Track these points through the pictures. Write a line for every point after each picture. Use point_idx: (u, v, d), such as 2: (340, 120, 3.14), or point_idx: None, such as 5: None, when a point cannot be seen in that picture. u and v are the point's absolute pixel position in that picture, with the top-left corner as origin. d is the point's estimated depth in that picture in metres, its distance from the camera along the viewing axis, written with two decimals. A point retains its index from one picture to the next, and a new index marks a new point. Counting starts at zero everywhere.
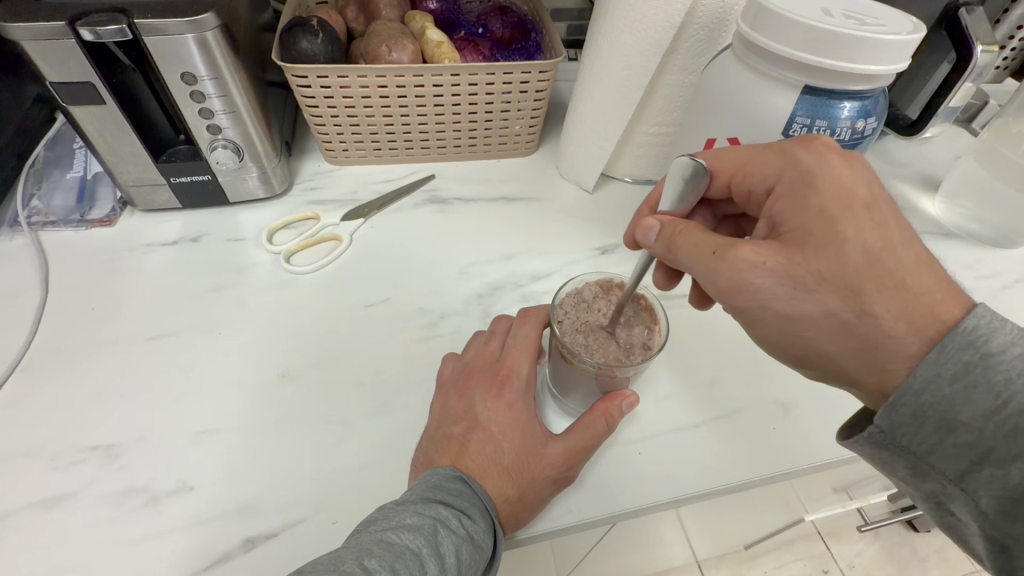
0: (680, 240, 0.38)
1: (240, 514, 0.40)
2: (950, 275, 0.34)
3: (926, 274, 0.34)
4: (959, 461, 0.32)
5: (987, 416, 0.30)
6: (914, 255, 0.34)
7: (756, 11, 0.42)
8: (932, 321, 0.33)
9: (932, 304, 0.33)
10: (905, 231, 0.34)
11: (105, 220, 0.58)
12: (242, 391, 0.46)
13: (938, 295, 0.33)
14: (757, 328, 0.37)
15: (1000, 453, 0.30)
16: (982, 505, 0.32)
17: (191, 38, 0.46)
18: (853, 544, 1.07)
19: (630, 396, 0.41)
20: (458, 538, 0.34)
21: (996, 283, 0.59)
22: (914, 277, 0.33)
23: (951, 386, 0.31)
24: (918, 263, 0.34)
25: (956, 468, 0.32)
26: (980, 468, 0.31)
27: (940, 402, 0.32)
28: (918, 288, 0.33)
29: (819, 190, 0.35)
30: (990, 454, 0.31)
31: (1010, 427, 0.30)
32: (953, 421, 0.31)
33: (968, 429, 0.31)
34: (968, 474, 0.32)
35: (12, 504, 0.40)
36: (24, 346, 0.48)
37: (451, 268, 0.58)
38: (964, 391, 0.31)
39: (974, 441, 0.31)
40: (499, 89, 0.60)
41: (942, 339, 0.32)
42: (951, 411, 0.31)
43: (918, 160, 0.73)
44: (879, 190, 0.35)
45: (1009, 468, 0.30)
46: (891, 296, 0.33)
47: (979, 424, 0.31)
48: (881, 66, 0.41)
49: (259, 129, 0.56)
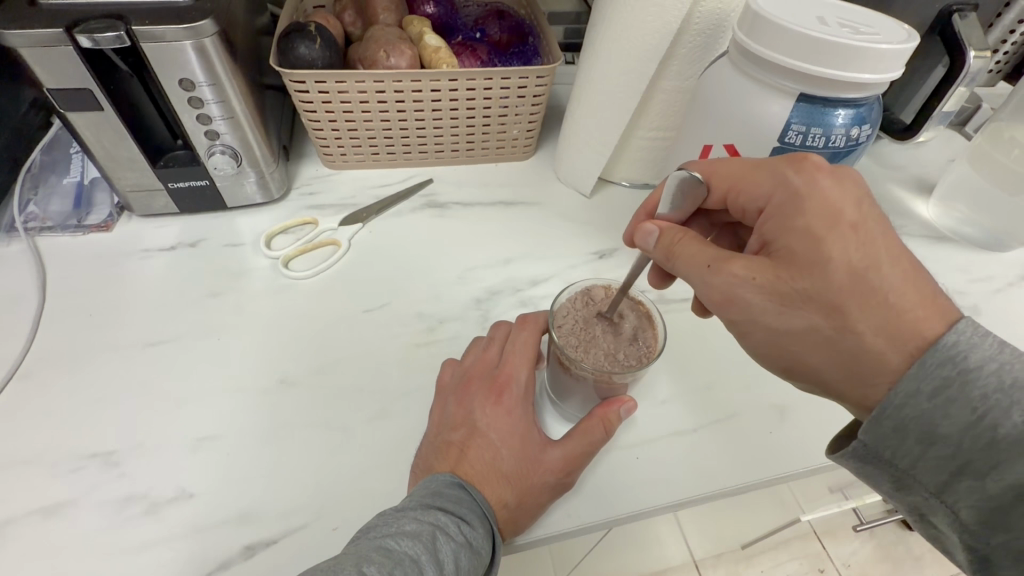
0: (678, 249, 0.39)
1: (239, 521, 0.40)
2: (938, 292, 0.34)
3: (911, 292, 0.34)
4: (940, 473, 0.32)
5: (965, 430, 0.31)
6: (902, 273, 0.34)
7: (751, 19, 0.43)
8: (916, 336, 0.33)
9: (914, 321, 0.33)
10: (893, 249, 0.34)
11: (102, 226, 0.58)
12: (241, 396, 0.46)
13: (920, 312, 0.33)
14: (749, 339, 0.38)
15: (976, 464, 0.30)
16: (963, 517, 0.32)
17: (189, 44, 0.46)
18: (848, 543, 1.08)
19: (628, 401, 0.42)
20: (456, 545, 0.34)
21: (990, 286, 0.60)
22: (898, 296, 0.33)
23: (931, 399, 0.32)
24: (904, 282, 0.34)
25: (938, 480, 0.32)
26: (960, 480, 0.31)
27: (919, 417, 0.32)
28: (900, 305, 0.33)
29: (805, 210, 0.35)
30: (969, 465, 0.31)
31: (986, 441, 0.30)
32: (931, 434, 0.32)
33: (946, 442, 0.31)
34: (949, 486, 0.32)
35: (12, 512, 0.40)
36: (22, 352, 0.48)
37: (450, 272, 0.58)
38: (943, 406, 0.31)
39: (953, 453, 0.31)
40: (497, 94, 0.60)
41: (922, 355, 0.32)
42: (930, 425, 0.32)
43: (913, 164, 0.74)
44: (867, 208, 0.35)
45: (986, 480, 0.30)
46: (874, 316, 0.33)
47: (955, 436, 0.31)
48: (875, 74, 0.41)
49: (257, 134, 0.56)
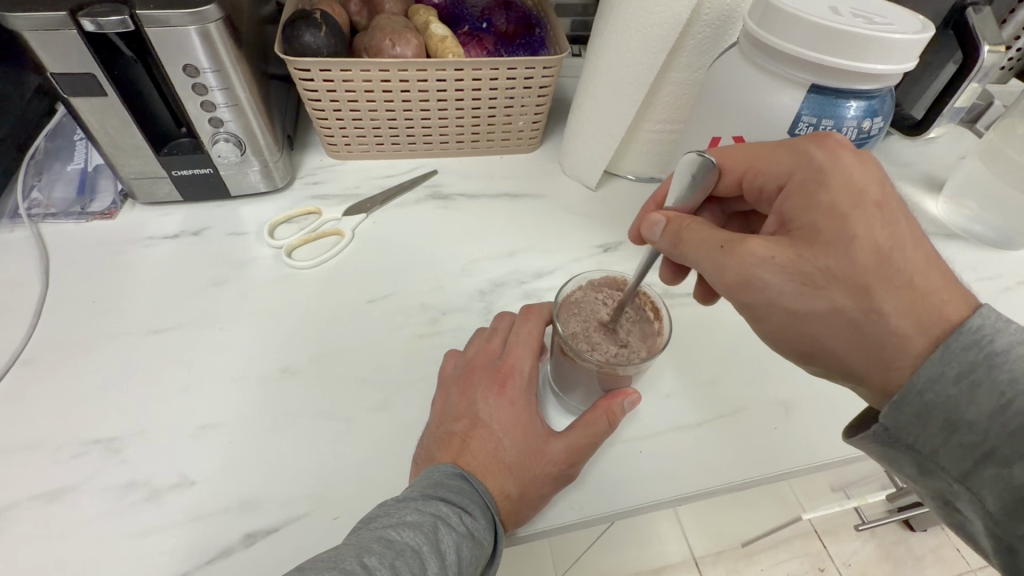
0: (689, 234, 0.38)
1: (241, 508, 0.40)
2: (958, 274, 0.34)
3: (934, 274, 0.33)
4: (963, 460, 0.31)
5: (992, 415, 0.30)
6: (923, 253, 0.34)
7: (763, 8, 0.42)
8: (940, 319, 0.32)
9: (938, 302, 0.33)
10: (916, 230, 0.34)
11: (106, 213, 0.58)
12: (241, 385, 0.46)
13: (944, 294, 0.33)
14: (764, 325, 0.38)
15: (1004, 452, 0.29)
16: (988, 506, 0.30)
17: (192, 29, 0.46)
18: (850, 541, 1.07)
19: (632, 394, 0.41)
20: (457, 535, 0.34)
21: (999, 284, 0.59)
22: (920, 274, 0.33)
23: (956, 384, 0.31)
24: (926, 261, 0.34)
25: (960, 467, 0.31)
26: (984, 467, 0.30)
27: (945, 401, 0.31)
28: (925, 286, 0.33)
29: (830, 187, 0.35)
30: (993, 452, 0.30)
31: (1014, 426, 0.29)
32: (956, 420, 0.31)
33: (972, 428, 0.31)
34: (973, 473, 0.31)
35: (13, 497, 0.39)
36: (24, 339, 0.48)
37: (453, 264, 0.57)
38: (968, 391, 0.31)
39: (979, 440, 0.30)
40: (503, 85, 0.60)
41: (947, 338, 0.32)
42: (955, 410, 0.31)
43: (922, 161, 0.73)
44: (890, 188, 0.35)
45: (1011, 467, 0.29)
46: (898, 295, 0.33)
47: (983, 422, 0.30)
48: (888, 65, 0.40)
49: (260, 121, 0.55)
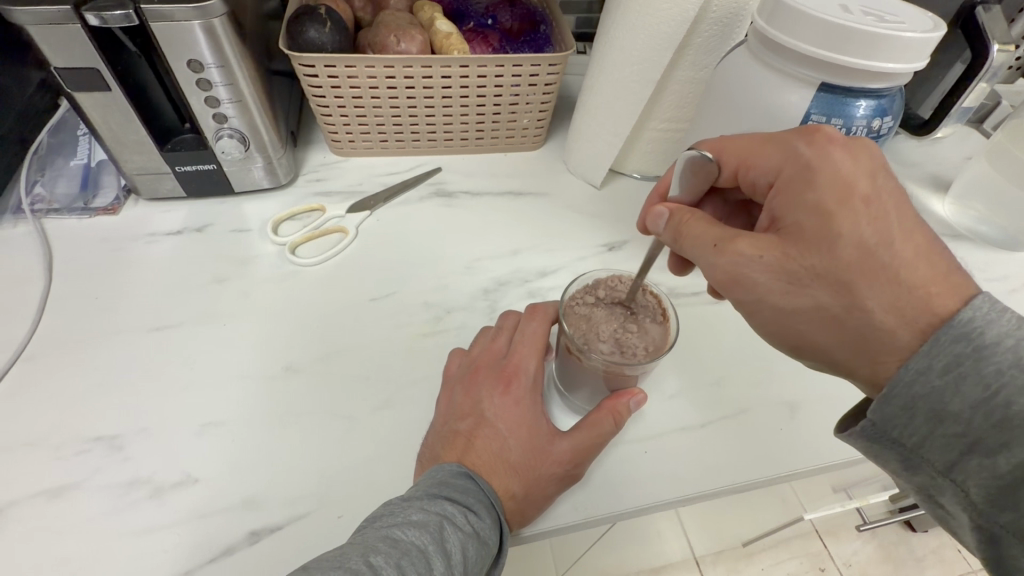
0: (686, 230, 0.38)
1: (243, 508, 0.40)
2: (953, 267, 0.33)
3: (924, 267, 0.33)
4: (948, 452, 0.32)
5: (975, 408, 0.30)
6: (914, 248, 0.33)
7: (773, 5, 0.42)
8: (927, 312, 0.32)
9: (926, 296, 0.32)
10: (907, 222, 0.33)
11: (109, 209, 0.58)
12: (244, 383, 0.46)
13: (931, 287, 0.32)
14: (757, 320, 0.38)
15: (988, 442, 0.30)
16: (973, 496, 0.31)
17: (197, 25, 0.46)
18: (850, 542, 1.07)
19: (638, 393, 0.41)
20: (463, 535, 0.34)
21: (1005, 286, 0.59)
22: (909, 270, 0.33)
23: (941, 377, 0.31)
24: (916, 255, 0.33)
25: (945, 459, 0.32)
26: (970, 458, 0.31)
27: (929, 394, 0.31)
28: (913, 282, 0.32)
29: (818, 183, 0.34)
30: (979, 443, 0.30)
31: (998, 418, 0.29)
32: (942, 412, 0.31)
33: (956, 421, 0.31)
34: (957, 465, 0.31)
35: (15, 494, 0.39)
36: (26, 336, 0.48)
37: (457, 263, 0.57)
38: (953, 383, 0.31)
39: (964, 432, 0.31)
40: (508, 82, 0.59)
41: (935, 331, 0.32)
42: (941, 404, 0.31)
43: (929, 161, 0.72)
44: (881, 180, 0.34)
45: (997, 457, 0.29)
46: (883, 291, 0.32)
47: (966, 414, 0.30)
48: (898, 65, 0.40)
49: (264, 117, 0.55)
